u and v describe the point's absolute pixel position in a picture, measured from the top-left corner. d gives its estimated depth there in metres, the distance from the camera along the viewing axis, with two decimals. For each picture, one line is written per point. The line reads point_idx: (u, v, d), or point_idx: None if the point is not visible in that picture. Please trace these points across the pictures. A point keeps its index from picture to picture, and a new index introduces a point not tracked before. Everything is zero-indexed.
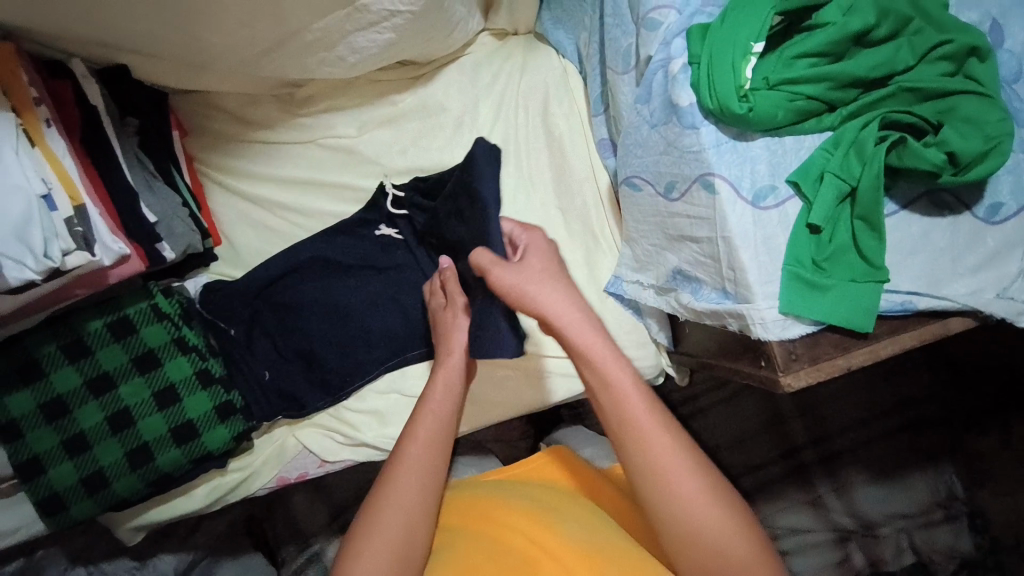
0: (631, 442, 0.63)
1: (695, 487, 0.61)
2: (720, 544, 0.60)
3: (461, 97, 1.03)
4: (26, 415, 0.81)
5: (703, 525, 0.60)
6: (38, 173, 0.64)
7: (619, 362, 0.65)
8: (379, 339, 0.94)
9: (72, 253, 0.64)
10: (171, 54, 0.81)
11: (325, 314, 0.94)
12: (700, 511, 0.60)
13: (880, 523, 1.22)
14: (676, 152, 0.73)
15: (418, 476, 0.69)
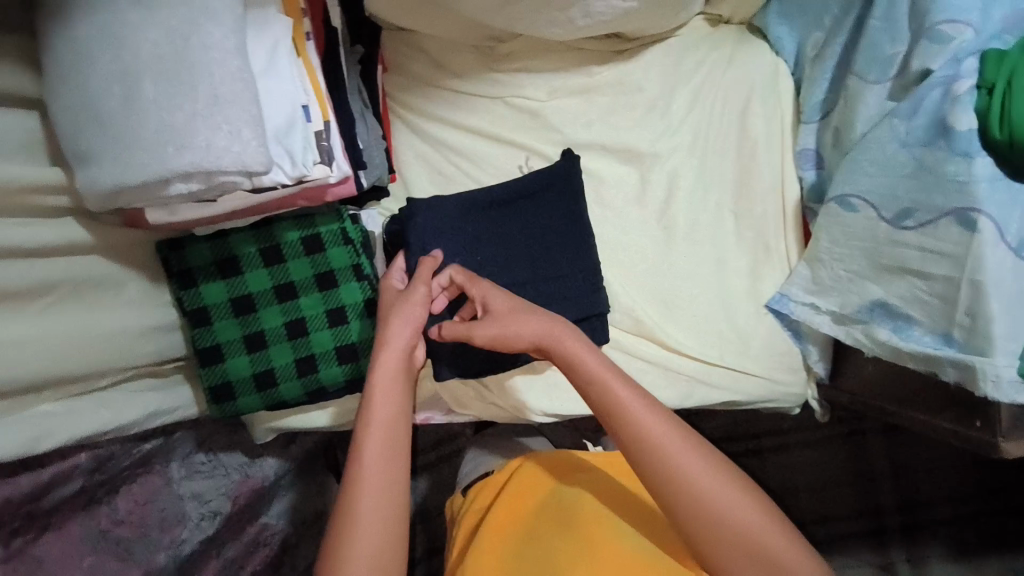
0: (633, 453, 0.69)
1: (712, 478, 0.67)
2: (744, 530, 0.65)
3: (661, 80, 0.98)
4: (217, 305, 0.84)
5: (727, 516, 0.65)
6: (301, 84, 0.65)
7: (620, 387, 0.70)
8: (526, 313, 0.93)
9: (315, 165, 0.66)
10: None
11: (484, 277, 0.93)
12: (717, 505, 0.66)
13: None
14: (931, 177, 0.68)
15: (384, 460, 0.69)
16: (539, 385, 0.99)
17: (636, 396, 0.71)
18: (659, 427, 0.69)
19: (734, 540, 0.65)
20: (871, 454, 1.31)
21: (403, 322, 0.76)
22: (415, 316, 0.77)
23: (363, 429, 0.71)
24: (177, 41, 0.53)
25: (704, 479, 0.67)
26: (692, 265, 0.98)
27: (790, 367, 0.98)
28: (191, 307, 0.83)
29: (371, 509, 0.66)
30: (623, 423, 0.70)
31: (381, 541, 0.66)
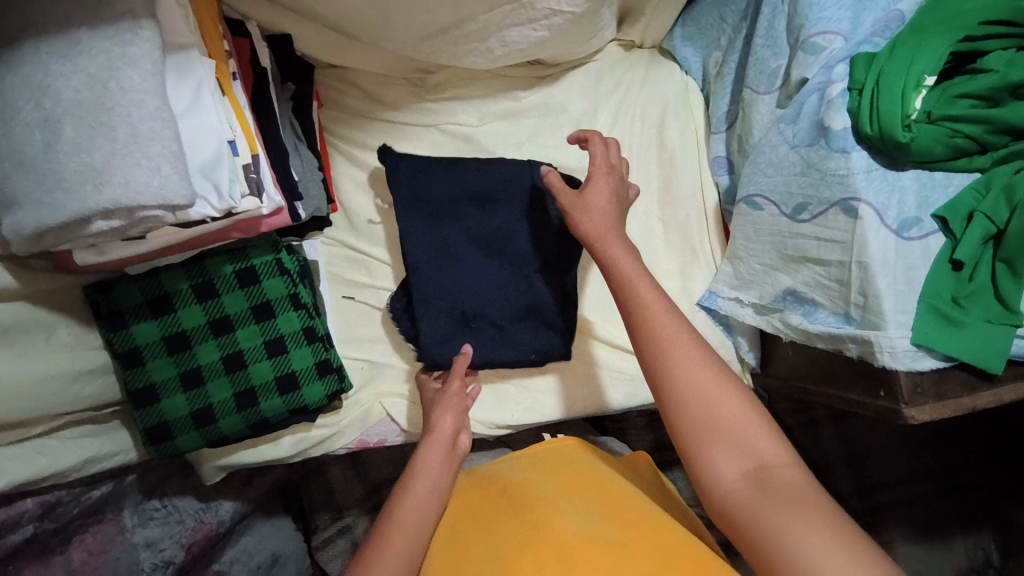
0: (635, 337, 0.76)
1: (688, 351, 0.72)
2: (717, 405, 0.69)
3: (583, 100, 1.05)
4: (150, 344, 0.84)
5: (694, 387, 0.70)
6: (228, 123, 0.69)
7: (646, 279, 0.79)
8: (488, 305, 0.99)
9: (246, 197, 0.69)
10: (337, 19, 0.88)
11: (442, 274, 0.98)
12: (692, 385, 0.70)
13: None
14: (817, 173, 0.75)
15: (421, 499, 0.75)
16: (490, 401, 1.03)
17: (647, 284, 0.78)
18: (653, 304, 0.76)
19: (704, 421, 0.68)
20: (826, 444, 1.34)
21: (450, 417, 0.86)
22: (456, 414, 0.87)
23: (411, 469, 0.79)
24: (96, 87, 0.55)
25: (679, 352, 0.72)
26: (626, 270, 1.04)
27: (725, 360, 1.02)
28: (122, 349, 0.83)
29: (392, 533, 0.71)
30: (629, 307, 0.77)
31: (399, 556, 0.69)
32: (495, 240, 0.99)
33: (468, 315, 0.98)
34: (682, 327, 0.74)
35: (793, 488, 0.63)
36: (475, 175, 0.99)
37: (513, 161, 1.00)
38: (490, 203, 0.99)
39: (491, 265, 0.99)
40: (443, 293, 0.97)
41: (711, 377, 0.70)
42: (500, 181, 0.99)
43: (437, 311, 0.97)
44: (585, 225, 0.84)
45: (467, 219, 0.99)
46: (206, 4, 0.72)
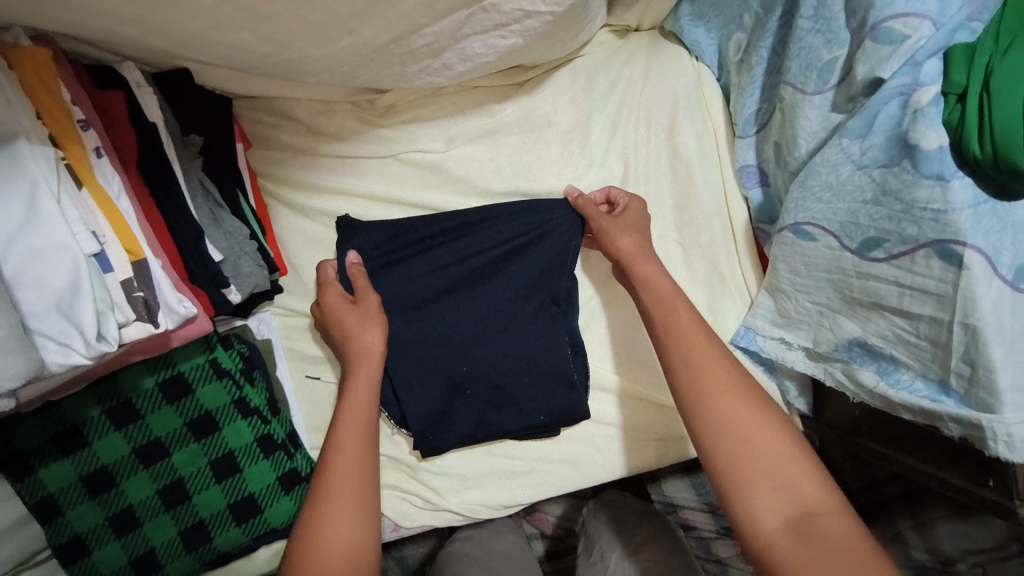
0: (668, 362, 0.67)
1: (730, 376, 0.64)
2: (757, 439, 0.60)
3: (573, 109, 0.85)
4: (66, 489, 0.68)
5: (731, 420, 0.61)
6: (85, 221, 0.49)
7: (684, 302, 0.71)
8: (490, 367, 0.82)
9: (130, 324, 0.51)
10: (223, 63, 0.66)
11: (434, 326, 0.82)
12: (739, 425, 0.60)
13: (955, 559, 0.92)
14: (898, 205, 0.56)
15: (352, 455, 0.67)
16: (496, 480, 0.88)
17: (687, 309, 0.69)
18: (691, 327, 0.68)
19: (741, 458, 0.59)
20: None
21: (374, 332, 0.76)
22: (378, 327, 0.77)
23: (337, 419, 0.70)
24: None
25: (718, 379, 0.64)
26: None
27: None
28: (34, 501, 0.67)
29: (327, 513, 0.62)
30: (666, 331, 0.69)
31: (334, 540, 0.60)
32: (497, 299, 0.83)
33: (467, 385, 0.83)
34: (724, 358, 0.66)
35: (840, 543, 0.53)
36: (469, 233, 0.84)
37: (512, 209, 0.83)
38: (488, 244, 0.83)
39: (497, 328, 0.83)
40: (433, 367, 0.82)
41: (755, 408, 0.62)
42: (504, 235, 0.83)
43: (434, 385, 0.82)
44: (624, 245, 0.76)
45: (462, 265, 0.83)
46: (36, 63, 0.52)
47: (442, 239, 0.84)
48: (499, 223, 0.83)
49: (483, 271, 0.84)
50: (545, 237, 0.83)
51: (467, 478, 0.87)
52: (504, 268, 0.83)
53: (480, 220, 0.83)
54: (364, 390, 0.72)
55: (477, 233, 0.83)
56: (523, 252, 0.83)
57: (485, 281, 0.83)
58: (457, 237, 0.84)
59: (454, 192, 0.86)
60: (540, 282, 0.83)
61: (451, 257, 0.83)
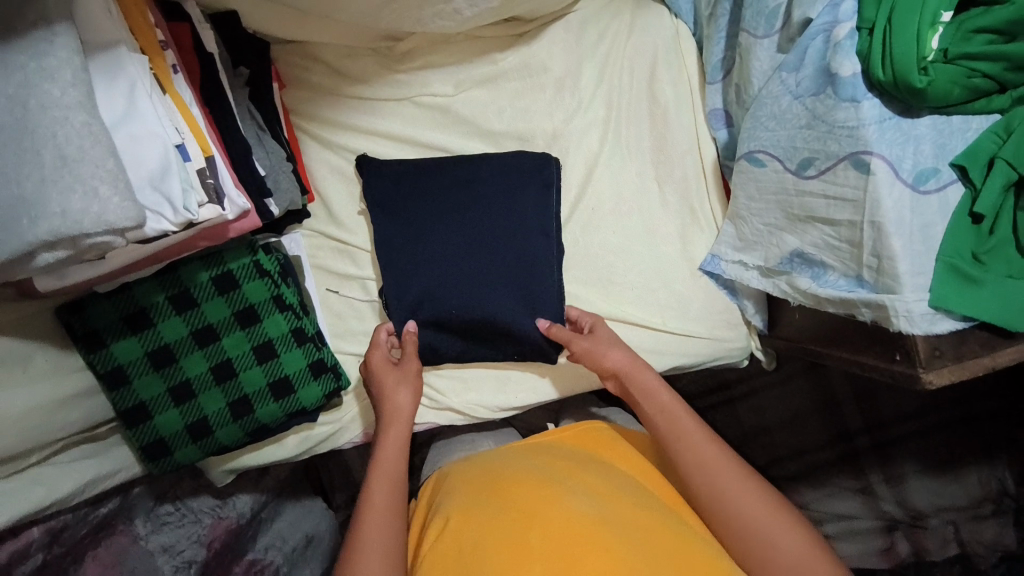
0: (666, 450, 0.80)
1: (745, 486, 0.74)
2: (776, 541, 0.70)
3: (565, 57, 0.97)
4: (133, 362, 0.82)
5: (724, 491, 0.74)
6: (169, 119, 0.62)
7: (685, 412, 0.82)
8: (466, 306, 0.93)
9: (204, 205, 0.64)
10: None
11: (437, 255, 0.94)
12: (727, 492, 0.74)
13: (928, 514, 1.25)
14: (824, 126, 0.69)
15: (387, 505, 0.78)
16: (491, 383, 1.01)
17: (682, 407, 0.82)
18: (696, 436, 0.79)
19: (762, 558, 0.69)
20: (835, 383, 1.35)
21: (407, 393, 0.88)
22: (412, 389, 0.89)
23: (370, 480, 0.81)
24: (14, 108, 0.50)
25: (736, 487, 0.74)
26: (622, 237, 0.99)
27: (730, 323, 0.99)
28: (104, 369, 0.81)
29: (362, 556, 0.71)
30: (670, 441, 0.80)
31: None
32: (495, 227, 0.94)
33: (451, 313, 0.93)
34: (708, 436, 0.79)
35: None
36: (466, 172, 0.95)
37: (505, 155, 0.95)
38: (486, 183, 0.94)
39: (494, 255, 0.93)
40: (433, 294, 0.93)
41: (778, 514, 0.72)
42: (507, 173, 0.94)
43: (432, 306, 0.93)
44: (617, 360, 0.87)
45: (461, 207, 0.94)
46: None
47: (445, 182, 0.95)
48: (491, 167, 0.94)
49: (478, 204, 0.94)
50: (534, 175, 0.95)
51: (467, 382, 1.00)
52: (495, 202, 0.94)
53: (479, 160, 0.95)
54: (394, 451, 0.84)
55: (475, 170, 0.95)
56: (516, 188, 0.94)
57: (479, 216, 0.94)
58: (457, 178, 0.95)
59: (458, 130, 0.98)
60: (520, 222, 0.94)
61: (450, 196, 0.94)
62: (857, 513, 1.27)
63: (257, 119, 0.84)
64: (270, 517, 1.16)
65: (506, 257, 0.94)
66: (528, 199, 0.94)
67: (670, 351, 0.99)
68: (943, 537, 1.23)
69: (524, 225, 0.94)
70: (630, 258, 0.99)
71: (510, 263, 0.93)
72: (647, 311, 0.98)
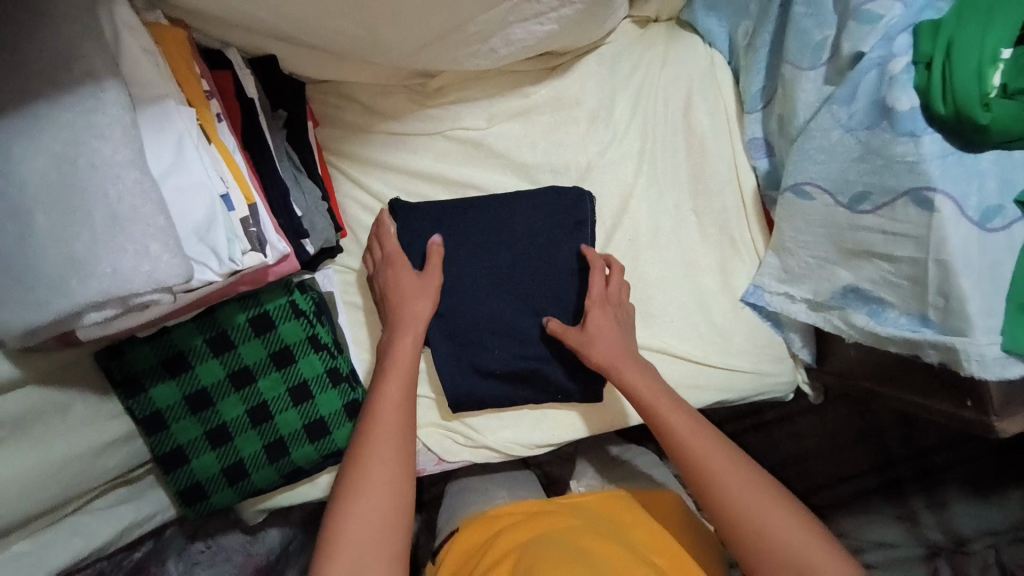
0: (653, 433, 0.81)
1: (732, 466, 0.75)
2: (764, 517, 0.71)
3: (598, 90, 0.96)
4: (171, 406, 0.81)
5: (717, 470, 0.75)
6: (215, 169, 0.62)
7: (664, 395, 0.82)
8: (503, 344, 0.93)
9: (247, 253, 0.63)
10: (324, 46, 0.79)
11: (477, 294, 0.93)
12: (716, 472, 0.74)
13: (970, 538, 1.12)
14: (881, 160, 0.66)
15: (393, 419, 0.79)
16: (527, 421, 0.97)
17: (662, 391, 0.82)
18: (683, 416, 0.80)
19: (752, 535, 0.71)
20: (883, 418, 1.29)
21: (424, 303, 0.87)
22: (429, 300, 0.87)
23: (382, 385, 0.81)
24: (63, 166, 0.50)
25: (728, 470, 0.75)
26: (661, 270, 0.96)
27: (775, 357, 0.96)
28: (143, 415, 0.80)
29: (369, 474, 0.74)
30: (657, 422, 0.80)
31: (368, 515, 0.72)
32: (533, 263, 0.94)
33: (496, 368, 0.93)
34: (692, 418, 0.80)
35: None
36: (504, 209, 0.94)
37: (539, 191, 0.94)
38: (522, 218, 0.94)
39: (529, 294, 0.93)
40: (477, 344, 0.93)
41: (762, 490, 0.73)
42: (549, 212, 0.93)
43: (477, 348, 0.93)
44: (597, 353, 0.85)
45: (499, 246, 0.93)
46: (176, 41, 0.67)
47: (484, 218, 0.93)
48: (527, 204, 0.94)
49: (516, 239, 0.94)
50: (570, 210, 0.93)
51: (502, 419, 0.97)
52: (530, 239, 0.93)
53: (517, 194, 0.94)
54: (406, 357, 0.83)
55: (513, 205, 0.94)
56: (550, 223, 0.93)
57: (516, 252, 0.94)
58: (495, 215, 0.94)
59: (492, 163, 0.97)
60: (553, 259, 0.94)
61: (489, 234, 0.93)
62: (899, 541, 1.15)
63: (294, 159, 0.84)
64: (300, 550, 1.13)
65: (546, 294, 0.94)
66: (559, 233, 0.94)
67: (711, 386, 0.95)
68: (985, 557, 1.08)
69: (558, 261, 0.94)
70: (669, 291, 0.96)
71: (550, 300, 0.94)
72: (689, 346, 0.95)
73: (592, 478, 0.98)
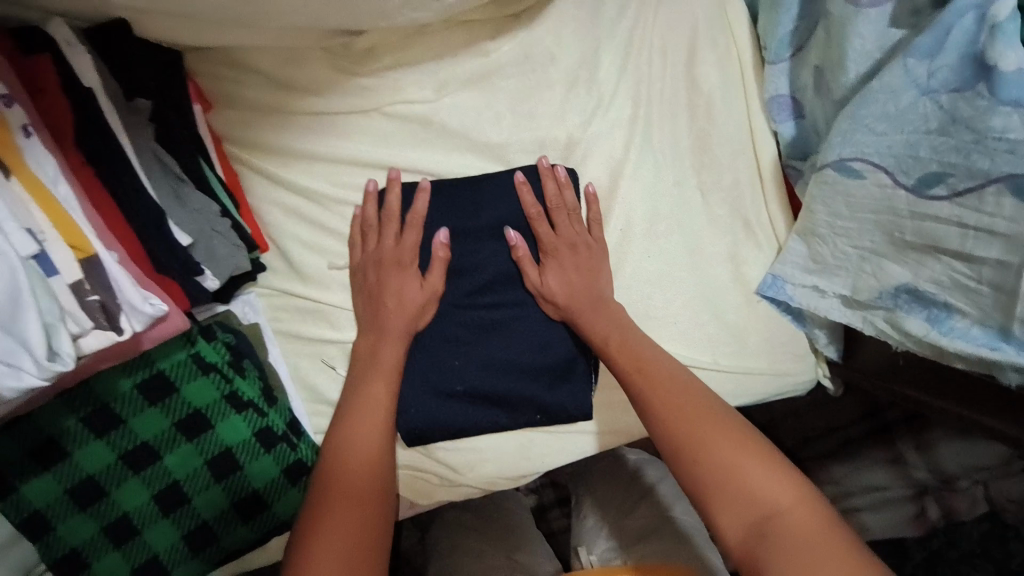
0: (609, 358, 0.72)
1: (685, 396, 0.68)
2: (715, 454, 0.63)
3: (578, 42, 0.74)
4: (52, 503, 0.63)
5: (654, 394, 0.68)
6: (14, 220, 0.42)
7: (623, 322, 0.74)
8: (480, 370, 0.75)
9: (88, 333, 0.44)
10: (189, 8, 0.56)
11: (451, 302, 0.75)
12: (666, 401, 0.67)
13: (959, 477, 0.98)
14: (969, 135, 0.52)
15: (380, 372, 0.71)
16: (513, 448, 0.81)
17: (626, 319, 0.74)
18: (634, 341, 0.72)
19: (703, 472, 0.63)
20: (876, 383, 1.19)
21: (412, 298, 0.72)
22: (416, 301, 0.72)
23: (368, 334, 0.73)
24: None
25: (680, 400, 0.67)
26: (665, 259, 0.79)
27: (796, 354, 0.82)
28: (20, 520, 0.61)
29: (354, 426, 0.68)
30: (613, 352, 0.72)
31: (353, 470, 0.67)
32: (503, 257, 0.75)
33: (463, 391, 0.75)
34: (653, 349, 0.72)
35: (801, 537, 0.56)
36: (479, 198, 0.74)
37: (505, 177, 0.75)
38: (500, 212, 0.74)
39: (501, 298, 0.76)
40: (440, 363, 0.75)
41: (718, 425, 0.65)
42: (525, 198, 0.74)
43: (446, 374, 0.75)
44: (551, 287, 0.74)
45: (471, 249, 0.75)
46: None
47: (461, 206, 0.74)
48: (501, 191, 0.74)
49: (489, 235, 0.75)
50: (552, 195, 0.74)
51: (483, 452, 0.80)
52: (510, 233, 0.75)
53: (493, 176, 0.75)
54: (402, 320, 0.72)
55: (490, 192, 0.74)
56: (528, 214, 0.74)
57: (493, 252, 0.75)
58: (469, 203, 0.74)
59: (448, 146, 0.76)
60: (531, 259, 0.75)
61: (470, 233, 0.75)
62: (887, 484, 1.01)
63: (172, 164, 0.61)
64: None
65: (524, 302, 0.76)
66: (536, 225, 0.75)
67: (728, 393, 0.81)
68: (973, 496, 0.97)
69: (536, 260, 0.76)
70: (677, 288, 0.79)
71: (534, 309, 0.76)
72: (703, 351, 0.80)
73: (607, 541, 0.85)
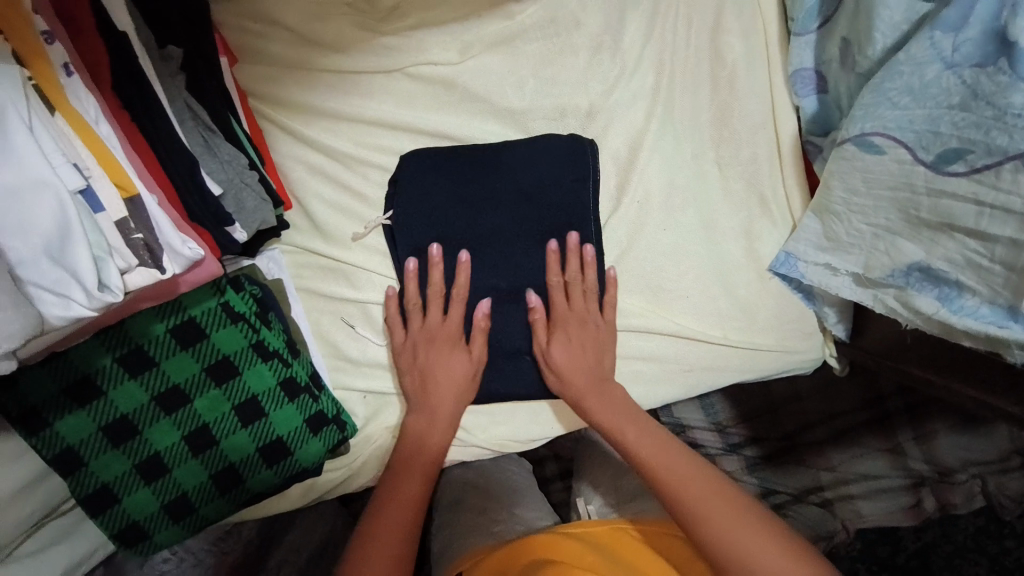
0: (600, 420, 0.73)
1: (672, 458, 0.67)
2: (708, 516, 0.61)
3: (603, 7, 0.74)
4: (86, 439, 0.65)
5: (645, 455, 0.68)
6: (64, 152, 0.42)
7: (614, 386, 0.75)
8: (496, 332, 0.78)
9: (133, 270, 0.45)
10: None
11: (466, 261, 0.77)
12: (658, 465, 0.67)
13: (957, 469, 0.97)
14: (990, 111, 0.52)
15: (443, 401, 0.76)
16: (523, 413, 0.83)
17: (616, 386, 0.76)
18: (621, 403, 0.74)
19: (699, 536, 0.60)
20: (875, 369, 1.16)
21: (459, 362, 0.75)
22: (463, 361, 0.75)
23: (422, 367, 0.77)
24: None
25: (671, 462, 0.67)
26: (679, 232, 0.79)
27: (804, 331, 0.83)
28: (52, 454, 0.64)
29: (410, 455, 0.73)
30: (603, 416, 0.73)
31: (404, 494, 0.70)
32: (526, 226, 0.77)
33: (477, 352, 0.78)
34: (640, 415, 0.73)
35: None
36: (499, 163, 0.75)
37: (524, 144, 0.75)
38: (517, 177, 0.76)
39: (523, 265, 0.77)
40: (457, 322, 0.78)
41: (709, 488, 0.64)
42: (544, 166, 0.75)
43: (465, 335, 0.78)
44: (556, 358, 0.75)
45: (489, 214, 0.76)
46: None
47: (479, 170, 0.76)
48: (520, 156, 0.75)
49: (506, 200, 0.76)
50: (568, 164, 0.75)
51: (495, 415, 0.83)
52: (528, 199, 0.76)
53: (513, 142, 0.76)
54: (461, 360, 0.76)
55: (509, 157, 0.75)
56: (545, 180, 0.75)
57: (509, 216, 0.76)
58: (488, 167, 0.75)
59: (469, 110, 0.76)
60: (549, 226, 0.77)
61: (487, 199, 0.76)
62: (884, 474, 0.99)
63: (202, 114, 0.62)
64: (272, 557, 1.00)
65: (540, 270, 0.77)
66: (558, 196, 0.76)
67: (732, 367, 0.83)
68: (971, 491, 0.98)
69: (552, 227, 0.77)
70: (689, 260, 0.80)
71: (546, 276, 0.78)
72: (710, 325, 0.81)
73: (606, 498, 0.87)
